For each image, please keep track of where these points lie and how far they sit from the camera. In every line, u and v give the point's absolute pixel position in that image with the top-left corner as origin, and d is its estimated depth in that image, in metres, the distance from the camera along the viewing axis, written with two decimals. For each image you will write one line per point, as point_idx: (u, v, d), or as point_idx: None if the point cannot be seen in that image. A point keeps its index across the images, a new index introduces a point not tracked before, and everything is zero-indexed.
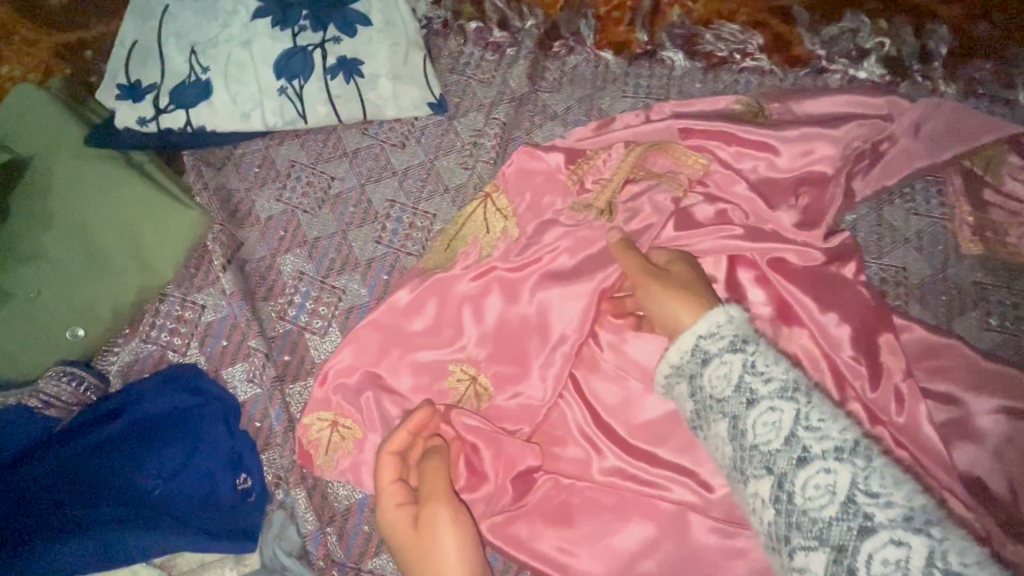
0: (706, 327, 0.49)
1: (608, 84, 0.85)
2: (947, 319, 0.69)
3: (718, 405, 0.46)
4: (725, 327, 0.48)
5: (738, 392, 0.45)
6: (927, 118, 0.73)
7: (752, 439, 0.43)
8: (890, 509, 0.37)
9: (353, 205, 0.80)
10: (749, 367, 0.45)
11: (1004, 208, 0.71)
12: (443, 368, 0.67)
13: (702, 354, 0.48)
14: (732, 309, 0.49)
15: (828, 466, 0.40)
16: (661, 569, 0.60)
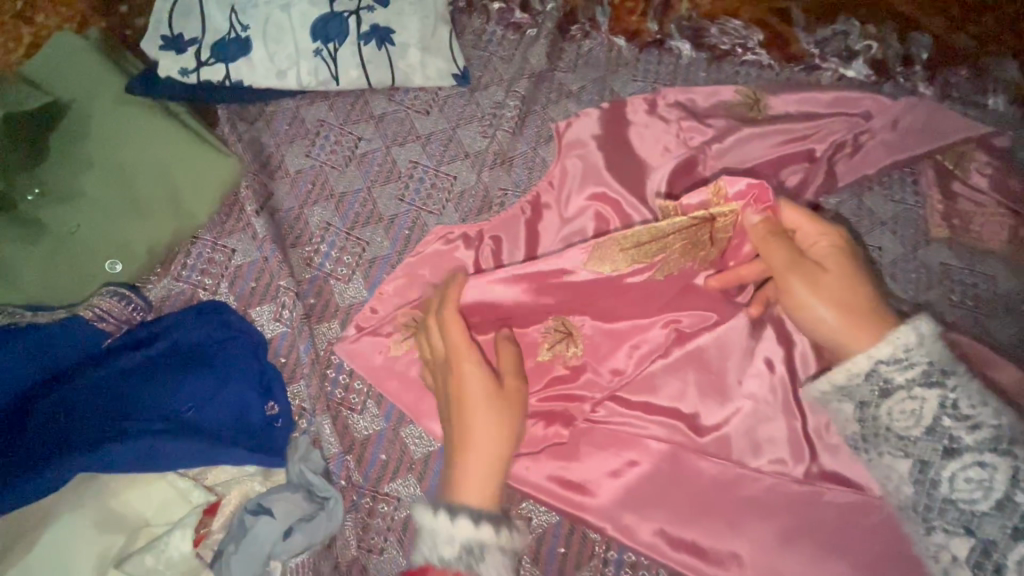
0: (889, 355, 0.60)
1: (620, 68, 0.95)
2: (917, 294, 0.83)
3: (869, 408, 0.62)
4: (909, 349, 0.60)
5: (894, 395, 0.60)
6: (903, 115, 0.89)
7: (892, 421, 0.60)
8: (978, 433, 0.57)
9: (379, 164, 0.87)
10: (942, 399, 0.58)
11: (970, 200, 0.86)
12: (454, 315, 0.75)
13: (882, 375, 0.60)
14: (922, 326, 0.60)
15: (919, 396, 0.59)
16: (648, 495, 0.71)
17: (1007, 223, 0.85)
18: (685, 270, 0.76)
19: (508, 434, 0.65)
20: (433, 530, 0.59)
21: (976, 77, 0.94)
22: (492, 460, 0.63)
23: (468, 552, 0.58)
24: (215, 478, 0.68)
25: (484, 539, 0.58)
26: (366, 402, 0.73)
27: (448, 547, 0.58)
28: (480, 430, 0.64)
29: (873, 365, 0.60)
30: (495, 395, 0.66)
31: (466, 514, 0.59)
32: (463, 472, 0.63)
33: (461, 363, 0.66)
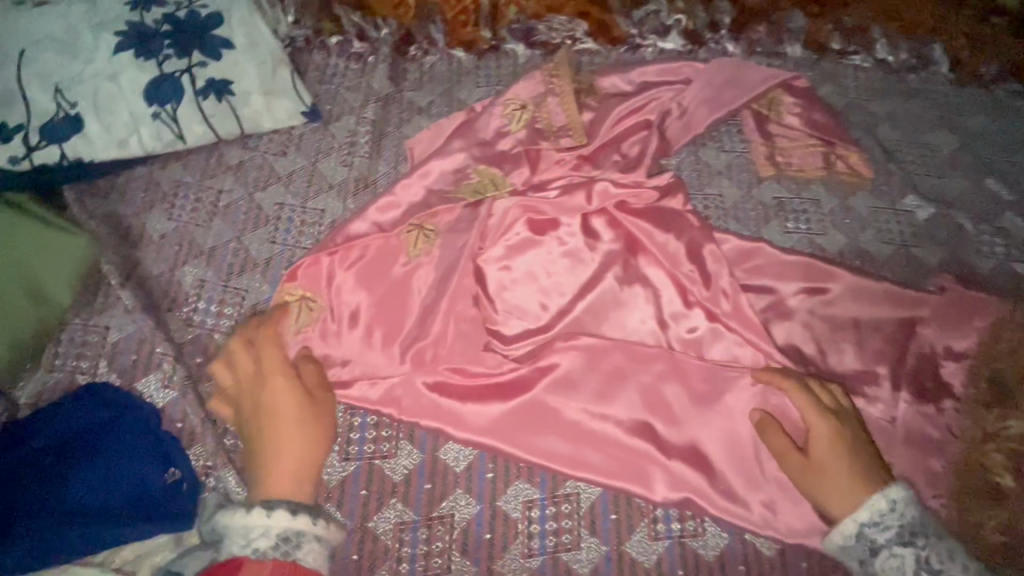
0: (869, 518, 0.66)
1: (463, 78, 1.01)
2: (761, 228, 0.93)
3: (858, 534, 0.66)
4: (887, 516, 0.66)
5: (864, 543, 0.66)
6: (716, 74, 0.98)
7: (878, 514, 0.66)
8: None
9: (245, 212, 0.88)
10: (921, 561, 0.65)
11: (786, 138, 0.98)
12: (347, 341, 0.80)
13: (869, 541, 0.66)
14: (891, 494, 0.66)
15: (895, 551, 0.65)
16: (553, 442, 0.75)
17: (817, 151, 0.98)
18: (547, 262, 0.87)
19: (318, 447, 0.68)
20: (247, 526, 0.60)
21: (772, 31, 1.07)
22: (302, 470, 0.66)
23: (286, 540, 0.61)
24: (122, 557, 0.67)
25: (301, 529, 0.61)
26: None
27: (262, 539, 0.60)
28: (300, 450, 0.66)
29: (859, 528, 0.66)
30: (304, 406, 0.69)
31: (283, 505, 0.62)
32: (273, 480, 0.65)
33: (274, 383, 0.69)
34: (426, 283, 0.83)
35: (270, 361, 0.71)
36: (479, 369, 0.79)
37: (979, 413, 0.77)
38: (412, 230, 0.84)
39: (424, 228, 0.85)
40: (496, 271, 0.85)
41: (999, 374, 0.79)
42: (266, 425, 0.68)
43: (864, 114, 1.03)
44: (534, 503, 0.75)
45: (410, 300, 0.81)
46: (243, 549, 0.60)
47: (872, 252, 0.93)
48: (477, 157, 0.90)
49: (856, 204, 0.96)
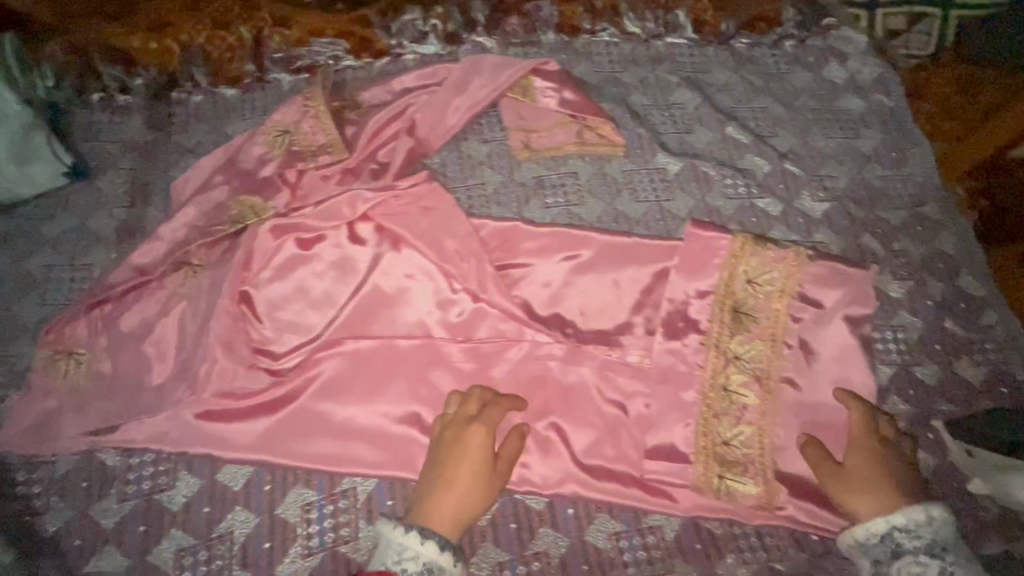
0: (904, 523, 0.71)
1: (228, 113, 1.04)
2: (521, 208, 0.99)
3: (874, 543, 0.72)
4: (923, 528, 0.71)
5: (884, 543, 0.72)
6: (467, 72, 1.05)
7: (888, 522, 0.72)
8: None
9: (12, 279, 0.90)
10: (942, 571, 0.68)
11: (542, 120, 1.05)
12: (114, 385, 0.82)
13: (895, 543, 0.71)
14: (931, 512, 0.71)
15: (921, 558, 0.69)
16: (325, 442, 0.81)
17: (571, 127, 1.05)
18: (314, 274, 0.92)
19: (478, 501, 0.74)
20: (402, 544, 0.68)
21: (524, 23, 1.15)
22: (462, 512, 0.73)
23: (429, 570, 0.68)
24: None
25: (441, 564, 0.68)
26: (51, 501, 0.78)
27: (412, 563, 0.68)
28: (467, 489, 0.74)
29: (889, 530, 0.71)
30: (493, 462, 0.77)
31: (434, 538, 0.69)
32: (437, 515, 0.72)
33: (472, 433, 0.77)
34: (188, 316, 0.86)
35: (489, 412, 0.79)
36: (247, 390, 0.83)
37: (719, 340, 0.88)
38: (180, 270, 0.89)
39: (192, 267, 0.89)
40: (264, 293, 0.89)
41: (736, 304, 0.89)
42: (453, 457, 0.76)
43: (617, 86, 1.11)
44: (312, 505, 0.79)
45: (178, 337, 0.85)
46: (392, 564, 0.68)
47: (627, 212, 1.00)
48: (236, 189, 0.94)
49: (611, 170, 1.03)
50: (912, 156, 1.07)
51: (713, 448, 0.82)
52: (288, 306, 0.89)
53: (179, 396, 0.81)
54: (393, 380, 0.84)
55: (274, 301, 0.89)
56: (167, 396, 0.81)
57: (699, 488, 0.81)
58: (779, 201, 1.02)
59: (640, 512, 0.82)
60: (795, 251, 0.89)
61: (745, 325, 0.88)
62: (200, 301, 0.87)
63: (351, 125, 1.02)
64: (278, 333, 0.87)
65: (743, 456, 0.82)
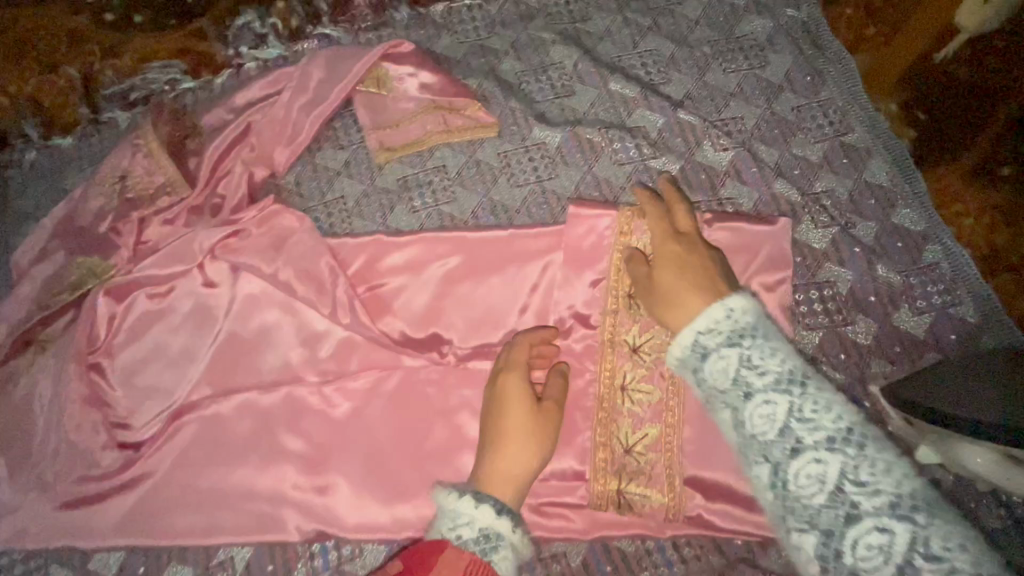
0: (704, 324, 0.59)
1: (66, 166, 0.96)
2: (386, 218, 0.90)
3: (757, 443, 0.54)
4: (722, 322, 0.58)
5: (780, 439, 0.52)
6: (308, 71, 0.93)
7: (755, 431, 0.54)
8: (876, 498, 0.48)
9: None
10: (846, 465, 0.50)
11: (400, 111, 0.93)
12: None
13: (744, 387, 0.55)
14: (789, 360, 0.55)
15: (818, 456, 0.51)
16: (188, 514, 0.75)
17: (434, 114, 0.93)
18: (167, 330, 0.85)
19: (540, 445, 0.68)
20: (455, 510, 0.62)
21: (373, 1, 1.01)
22: (519, 472, 0.66)
23: (487, 538, 0.60)
24: None
25: (501, 530, 0.61)
26: None
27: (467, 528, 0.60)
28: (512, 447, 0.67)
29: (694, 337, 0.59)
30: (536, 415, 0.70)
31: (489, 501, 0.62)
32: (493, 478, 0.66)
33: (507, 386, 0.71)
34: (34, 398, 0.80)
35: (511, 359, 0.73)
36: (104, 468, 0.77)
37: (614, 334, 0.76)
38: (27, 350, 0.83)
39: (42, 344, 0.83)
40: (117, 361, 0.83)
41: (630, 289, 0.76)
42: (495, 418, 0.70)
43: (483, 56, 0.98)
44: None
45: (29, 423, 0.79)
46: (447, 532, 0.60)
47: (505, 202, 0.89)
48: (70, 250, 0.86)
49: (483, 156, 0.92)
50: (831, 77, 0.92)
51: (614, 460, 0.73)
52: (144, 369, 0.83)
53: (35, 486, 0.76)
54: (258, 438, 0.78)
55: (127, 366, 0.83)
56: (24, 488, 0.76)
57: (599, 507, 0.72)
58: (677, 158, 0.89)
59: (542, 540, 0.75)
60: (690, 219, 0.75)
61: (642, 313, 0.76)
62: (46, 380, 0.80)
63: (192, 155, 0.93)
64: (135, 402, 0.81)
65: (645, 464, 0.73)
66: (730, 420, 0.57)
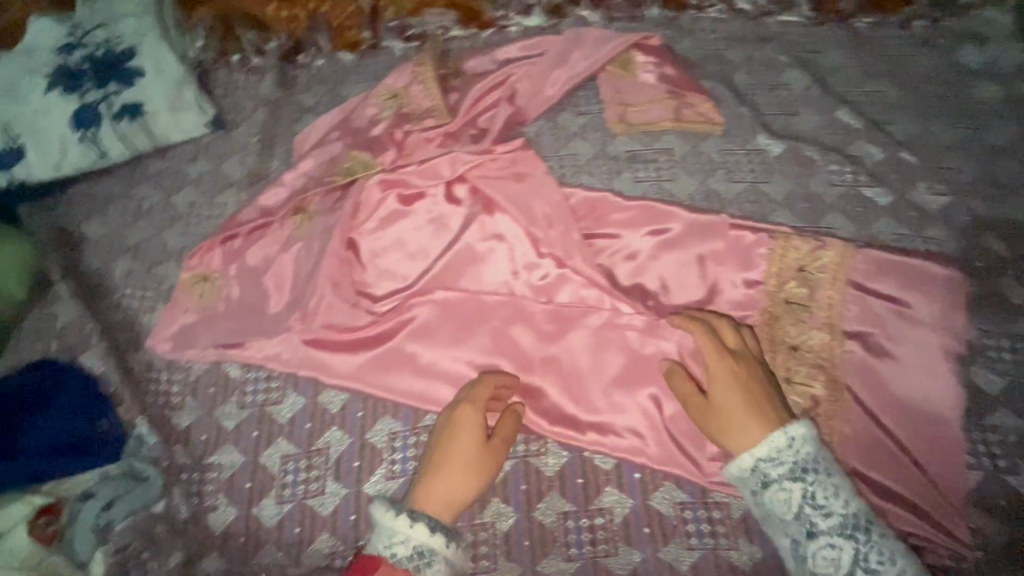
0: (766, 453, 0.72)
1: (345, 76, 1.13)
2: (610, 181, 1.01)
3: (751, 476, 0.72)
4: (786, 452, 0.71)
5: (756, 476, 0.72)
6: (570, 45, 1.07)
7: (739, 469, 0.73)
8: (830, 517, 0.69)
9: (164, 212, 1.04)
10: (807, 494, 0.70)
11: (639, 94, 1.05)
12: (241, 314, 0.93)
13: (764, 473, 0.72)
14: (794, 430, 0.72)
15: (784, 485, 0.70)
16: (409, 379, 0.88)
17: (669, 104, 1.04)
18: (411, 227, 0.98)
19: (478, 479, 0.77)
20: (391, 528, 0.70)
21: None
22: (450, 498, 0.75)
23: (420, 554, 0.70)
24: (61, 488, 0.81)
25: (434, 547, 0.70)
26: (184, 401, 0.91)
27: (402, 545, 0.69)
28: (449, 486, 0.75)
29: (755, 463, 0.72)
30: (484, 445, 0.78)
31: (424, 520, 0.71)
32: (430, 496, 0.75)
33: (460, 416, 0.79)
34: (302, 255, 0.96)
35: (474, 393, 0.81)
36: (347, 324, 0.92)
37: (772, 334, 0.86)
38: (294, 216, 0.98)
39: (307, 214, 0.98)
40: (366, 241, 0.97)
41: (795, 287, 0.88)
42: (448, 444, 0.78)
43: (720, 63, 1.08)
44: (397, 435, 0.86)
45: (293, 275, 0.95)
46: (382, 549, 0.70)
47: (720, 192, 0.99)
48: (348, 146, 1.03)
49: (707, 149, 1.02)
50: None
51: None
52: (388, 254, 0.97)
53: (292, 325, 0.91)
54: (476, 333, 0.90)
55: (375, 249, 0.97)
56: (284, 324, 0.92)
57: None
58: (890, 190, 0.96)
59: (708, 486, 0.82)
60: (845, 248, 0.89)
61: (804, 311, 0.87)
62: (313, 241, 0.96)
63: (455, 92, 1.07)
64: (377, 279, 0.95)
65: None
66: (752, 498, 0.74)
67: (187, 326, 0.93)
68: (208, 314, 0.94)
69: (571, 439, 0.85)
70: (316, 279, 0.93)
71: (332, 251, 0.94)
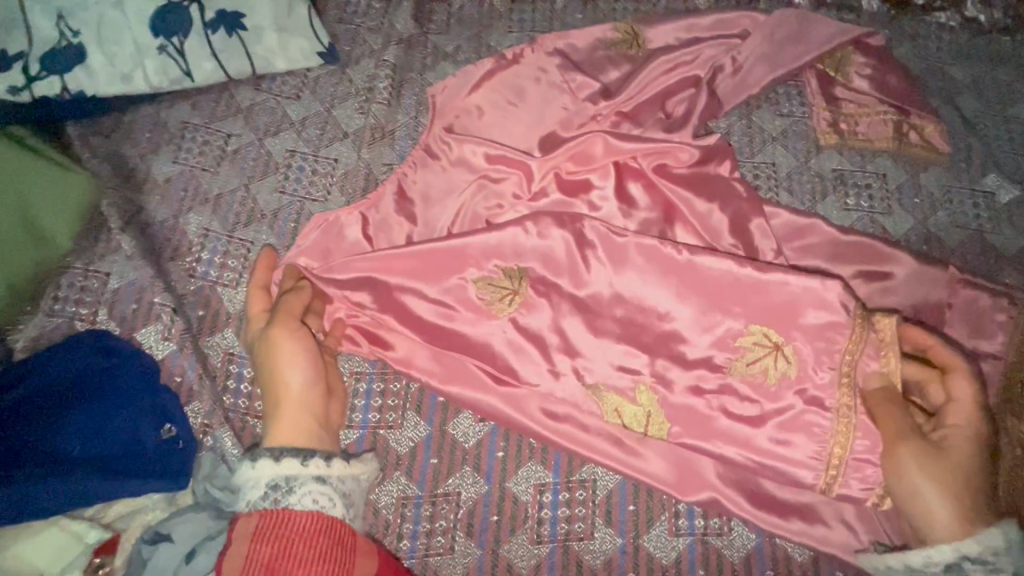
0: (976, 552, 0.57)
1: (494, 22, 0.91)
2: (814, 203, 0.83)
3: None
4: (1001, 549, 0.57)
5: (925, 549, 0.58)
6: (778, 26, 0.87)
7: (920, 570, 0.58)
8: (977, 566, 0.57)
9: (254, 158, 0.83)
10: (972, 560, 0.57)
11: (854, 102, 0.87)
12: (376, 274, 0.73)
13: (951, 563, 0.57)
14: (1011, 531, 0.57)
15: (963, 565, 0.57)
16: (567, 409, 0.71)
17: (890, 119, 0.86)
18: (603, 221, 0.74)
19: (316, 396, 0.64)
20: (255, 477, 0.57)
21: None
22: (308, 423, 0.62)
23: (275, 488, 0.56)
24: (114, 513, 0.64)
25: (289, 473, 0.57)
26: None
27: (255, 490, 0.56)
28: (296, 389, 0.63)
29: (957, 559, 0.57)
30: (304, 356, 0.64)
31: (293, 452, 0.58)
32: (280, 423, 0.62)
33: (260, 333, 0.66)
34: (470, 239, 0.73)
35: (288, 309, 0.68)
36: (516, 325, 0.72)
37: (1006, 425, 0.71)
38: (503, 290, 0.73)
39: (519, 292, 0.73)
40: (530, 232, 0.73)
41: None
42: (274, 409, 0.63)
43: (946, 79, 0.91)
44: (546, 487, 0.69)
45: (463, 265, 0.73)
46: (256, 501, 0.56)
47: (940, 237, 0.82)
48: (501, 117, 0.85)
49: (928, 183, 0.85)
50: None
51: None
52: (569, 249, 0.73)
53: (441, 315, 0.73)
54: None
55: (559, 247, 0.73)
56: (421, 313, 0.73)
57: None
58: None
59: None
60: None
61: None
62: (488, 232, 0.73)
63: (631, 66, 0.88)
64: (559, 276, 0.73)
65: None
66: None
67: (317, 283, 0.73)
68: (342, 266, 0.73)
69: (761, 517, 0.67)
70: (490, 271, 0.73)
71: (525, 248, 0.73)
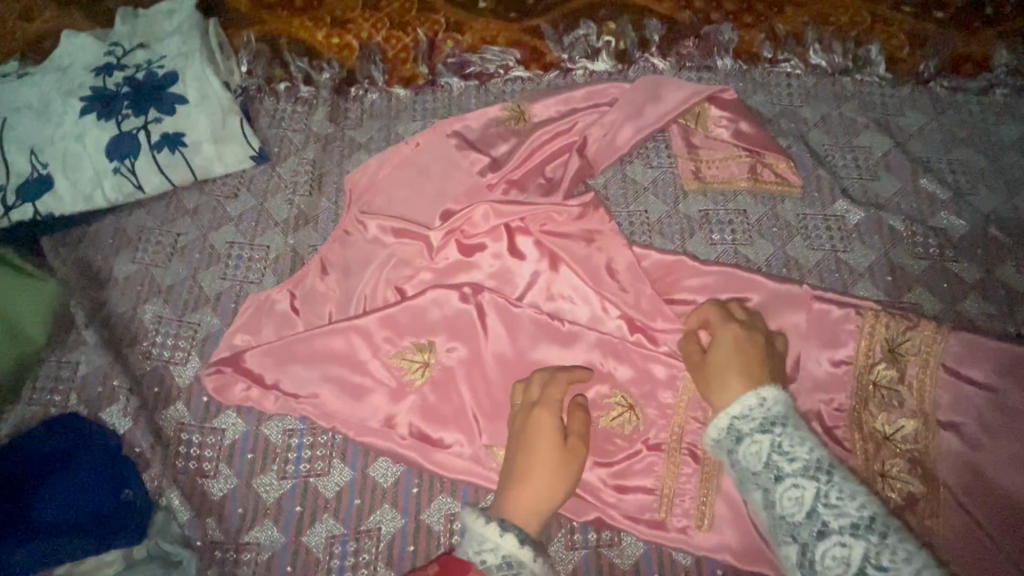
0: (739, 410, 0.68)
1: (400, 113, 1.07)
2: (683, 242, 0.95)
3: (755, 478, 0.65)
4: (756, 410, 0.67)
5: (768, 469, 0.63)
6: (640, 92, 1.01)
7: (780, 512, 0.62)
8: (842, 517, 0.58)
9: (200, 251, 0.96)
10: (820, 493, 0.60)
11: (714, 150, 1.00)
12: (301, 346, 0.85)
13: (737, 432, 0.67)
14: (766, 394, 0.68)
15: (844, 540, 0.57)
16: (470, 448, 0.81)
17: (745, 162, 0.99)
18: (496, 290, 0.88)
19: (563, 480, 0.71)
20: (482, 534, 0.64)
21: (701, 46, 1.10)
22: (541, 501, 0.69)
23: (508, 565, 0.62)
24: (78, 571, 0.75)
25: (521, 558, 0.63)
26: (218, 466, 0.82)
27: (491, 554, 0.63)
28: (551, 472, 0.71)
29: (729, 421, 0.68)
30: (559, 443, 0.73)
31: (514, 530, 0.64)
32: (513, 503, 0.69)
33: (538, 414, 0.74)
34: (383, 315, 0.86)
35: (549, 396, 0.76)
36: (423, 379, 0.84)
37: (860, 421, 0.81)
38: (414, 363, 0.84)
39: (429, 363, 0.84)
40: (434, 301, 0.86)
41: (888, 344, 0.83)
42: (523, 453, 0.73)
43: (796, 120, 1.04)
44: (456, 516, 0.79)
45: (375, 332, 0.86)
46: (471, 555, 0.63)
47: (798, 259, 0.93)
48: (408, 195, 0.98)
49: (784, 212, 0.97)
50: None
51: None
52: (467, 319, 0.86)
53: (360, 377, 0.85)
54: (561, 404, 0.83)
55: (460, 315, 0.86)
56: (343, 377, 0.85)
57: None
58: (979, 267, 0.91)
59: None
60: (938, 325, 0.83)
61: (887, 400, 0.82)
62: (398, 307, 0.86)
63: (518, 139, 1.02)
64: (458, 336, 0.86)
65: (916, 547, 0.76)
66: (728, 460, 0.69)
67: (252, 358, 0.85)
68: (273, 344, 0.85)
69: (640, 525, 0.77)
70: (403, 346, 0.85)
71: (428, 314, 0.86)
